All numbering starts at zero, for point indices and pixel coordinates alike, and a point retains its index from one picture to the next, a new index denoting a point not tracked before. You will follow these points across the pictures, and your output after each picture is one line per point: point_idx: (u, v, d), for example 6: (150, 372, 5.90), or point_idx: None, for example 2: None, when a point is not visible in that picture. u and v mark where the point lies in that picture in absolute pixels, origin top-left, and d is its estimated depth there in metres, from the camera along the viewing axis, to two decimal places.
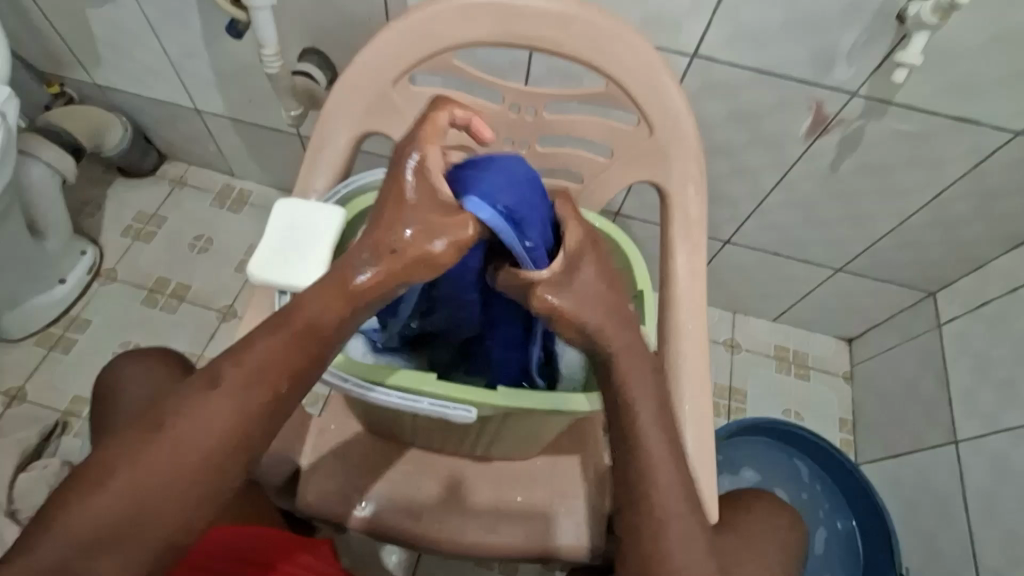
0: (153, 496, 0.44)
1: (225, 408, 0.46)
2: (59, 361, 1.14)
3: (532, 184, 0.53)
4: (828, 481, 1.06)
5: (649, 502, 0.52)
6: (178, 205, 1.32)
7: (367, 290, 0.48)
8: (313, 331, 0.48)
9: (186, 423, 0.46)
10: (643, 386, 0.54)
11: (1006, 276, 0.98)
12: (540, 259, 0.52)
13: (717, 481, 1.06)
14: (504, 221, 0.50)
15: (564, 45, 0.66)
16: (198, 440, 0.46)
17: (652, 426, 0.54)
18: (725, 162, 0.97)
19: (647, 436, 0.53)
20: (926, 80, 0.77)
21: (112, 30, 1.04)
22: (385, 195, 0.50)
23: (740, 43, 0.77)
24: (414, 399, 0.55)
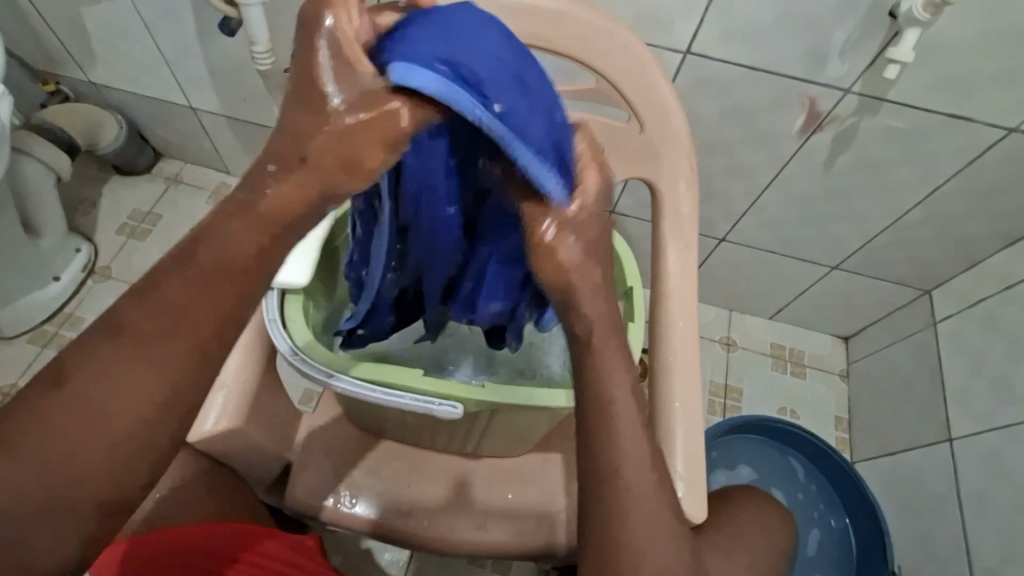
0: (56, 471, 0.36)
1: (150, 343, 0.38)
2: (52, 359, 1.14)
3: (486, 30, 0.44)
4: (822, 479, 1.06)
5: (616, 485, 0.44)
6: (173, 203, 1.32)
7: (278, 212, 0.42)
8: (230, 265, 0.41)
9: (106, 368, 0.37)
10: (628, 393, 0.46)
11: (1001, 274, 0.98)
12: (534, 142, 0.45)
13: (713, 477, 1.06)
14: (451, 82, 0.42)
15: (555, 41, 0.66)
16: (122, 395, 0.37)
17: (624, 404, 0.46)
18: (719, 159, 0.96)
19: (627, 449, 0.45)
20: (919, 77, 0.76)
21: (106, 27, 1.04)
22: (293, 90, 0.41)
23: (733, 40, 0.77)
24: (396, 395, 0.55)
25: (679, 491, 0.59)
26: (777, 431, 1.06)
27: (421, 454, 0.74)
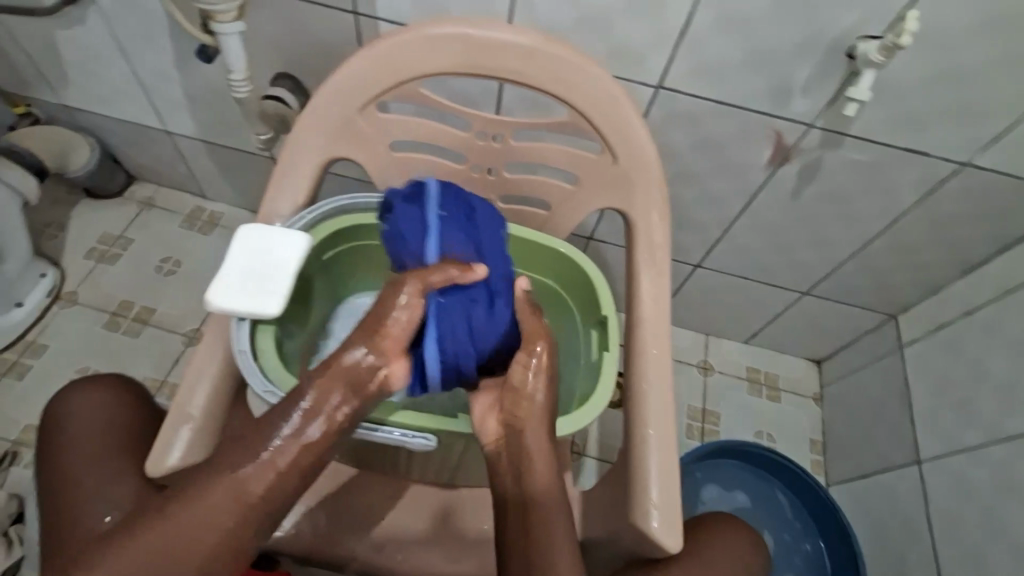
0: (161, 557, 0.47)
1: (188, 535, 0.48)
2: (11, 388, 1.10)
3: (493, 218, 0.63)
4: (806, 516, 1.06)
5: (528, 509, 0.54)
6: (145, 226, 1.29)
7: (349, 416, 0.52)
8: (331, 427, 0.52)
9: (170, 528, 0.48)
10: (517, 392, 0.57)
11: (960, 299, 1.02)
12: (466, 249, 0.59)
13: (708, 488, 1.08)
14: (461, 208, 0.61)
15: (530, 76, 0.67)
16: (211, 504, 0.48)
17: (534, 427, 0.56)
18: (692, 189, 0.99)
19: (523, 435, 0.55)
20: (877, 114, 0.80)
21: (82, 52, 1.03)
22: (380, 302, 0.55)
23: (702, 77, 0.80)
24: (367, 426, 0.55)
25: (655, 519, 0.59)
26: (763, 460, 1.06)
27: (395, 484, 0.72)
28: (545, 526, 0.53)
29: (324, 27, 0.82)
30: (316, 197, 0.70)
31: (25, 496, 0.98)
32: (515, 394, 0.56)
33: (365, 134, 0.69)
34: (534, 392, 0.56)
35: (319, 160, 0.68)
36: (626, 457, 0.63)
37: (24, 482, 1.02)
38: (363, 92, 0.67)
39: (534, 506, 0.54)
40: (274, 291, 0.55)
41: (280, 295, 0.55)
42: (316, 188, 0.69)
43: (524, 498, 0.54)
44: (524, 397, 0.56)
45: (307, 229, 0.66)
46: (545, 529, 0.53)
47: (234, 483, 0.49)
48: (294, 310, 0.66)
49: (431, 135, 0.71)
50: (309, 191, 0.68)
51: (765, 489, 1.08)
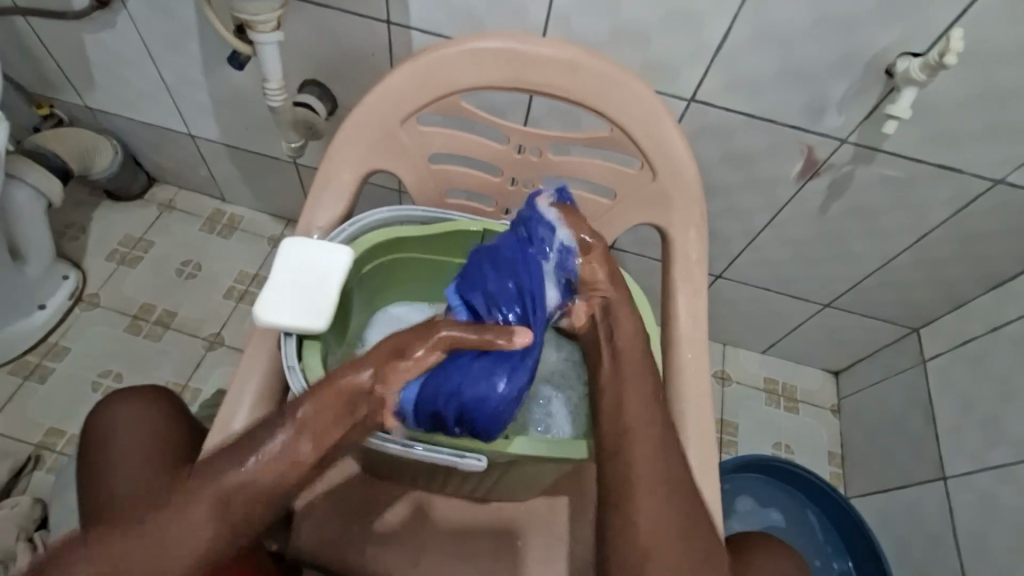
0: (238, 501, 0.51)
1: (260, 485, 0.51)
2: (34, 391, 1.10)
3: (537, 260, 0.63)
4: (837, 539, 1.05)
5: (626, 468, 0.53)
6: (165, 229, 1.29)
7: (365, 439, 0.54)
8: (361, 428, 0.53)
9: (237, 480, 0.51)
10: (632, 355, 0.58)
11: (987, 315, 1.01)
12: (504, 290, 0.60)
13: (739, 500, 1.08)
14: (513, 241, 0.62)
15: (570, 91, 0.67)
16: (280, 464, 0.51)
17: (635, 383, 0.57)
18: (719, 201, 0.99)
19: (629, 398, 0.56)
20: (912, 130, 0.80)
21: (109, 55, 1.03)
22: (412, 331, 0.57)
23: (736, 91, 0.80)
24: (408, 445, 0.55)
25: None
26: (799, 479, 1.06)
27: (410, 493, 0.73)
28: (641, 488, 0.52)
29: (356, 37, 0.82)
30: (353, 210, 0.69)
31: (48, 501, 0.98)
32: (632, 362, 0.58)
33: (404, 146, 0.69)
34: (645, 362, 0.58)
35: (359, 172, 0.68)
36: None
37: (47, 486, 1.02)
38: (403, 106, 0.67)
39: (634, 468, 0.53)
40: (321, 304, 0.55)
41: (327, 310, 0.55)
42: (354, 200, 0.69)
43: (620, 458, 0.53)
44: (635, 359, 0.58)
45: (348, 242, 0.65)
46: (643, 491, 0.52)
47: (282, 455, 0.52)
48: (336, 326, 0.65)
49: (468, 148, 0.71)
50: (348, 204, 0.68)
51: (794, 506, 1.08)
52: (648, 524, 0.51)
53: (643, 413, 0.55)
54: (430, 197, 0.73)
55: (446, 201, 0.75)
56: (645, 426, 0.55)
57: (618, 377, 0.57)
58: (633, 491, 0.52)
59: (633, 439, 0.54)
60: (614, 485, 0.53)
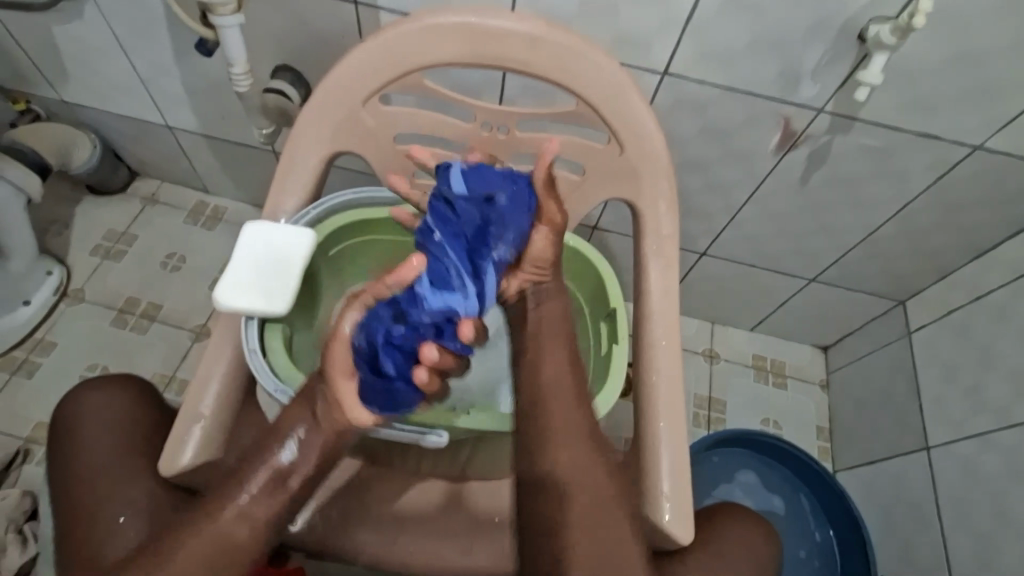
0: (236, 529, 0.53)
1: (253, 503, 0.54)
2: (21, 386, 1.11)
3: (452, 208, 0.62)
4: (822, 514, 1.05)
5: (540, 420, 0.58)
6: (149, 221, 1.29)
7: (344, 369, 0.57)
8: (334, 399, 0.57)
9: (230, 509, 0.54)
10: (551, 297, 0.64)
11: (971, 284, 1.01)
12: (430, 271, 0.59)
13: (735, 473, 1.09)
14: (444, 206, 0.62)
15: (535, 65, 0.66)
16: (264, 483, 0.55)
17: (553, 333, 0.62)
18: (698, 176, 0.98)
19: (544, 368, 0.60)
20: (887, 98, 0.79)
21: (80, 46, 1.02)
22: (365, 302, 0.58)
23: (707, 63, 0.79)
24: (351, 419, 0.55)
25: (667, 512, 0.59)
26: (790, 457, 1.06)
27: (388, 473, 0.73)
28: (549, 444, 0.57)
29: (322, 18, 0.81)
30: (320, 192, 0.69)
31: (38, 492, 0.99)
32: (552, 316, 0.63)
33: (369, 127, 0.69)
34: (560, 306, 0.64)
35: (323, 154, 0.68)
36: (636, 447, 0.64)
37: (37, 478, 1.03)
38: (365, 85, 0.66)
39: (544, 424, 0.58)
40: (282, 288, 0.55)
41: (287, 294, 0.55)
42: (320, 183, 0.69)
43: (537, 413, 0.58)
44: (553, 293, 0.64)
45: (312, 225, 0.65)
46: (556, 450, 0.57)
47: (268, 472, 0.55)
48: (299, 307, 0.66)
49: (436, 128, 0.71)
50: (315, 185, 0.68)
51: (785, 483, 1.08)
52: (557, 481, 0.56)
53: (566, 427, 0.58)
54: (399, 178, 0.73)
55: (414, 181, 0.75)
56: (569, 442, 0.57)
57: (532, 355, 0.61)
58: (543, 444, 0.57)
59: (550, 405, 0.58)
60: (537, 434, 0.58)
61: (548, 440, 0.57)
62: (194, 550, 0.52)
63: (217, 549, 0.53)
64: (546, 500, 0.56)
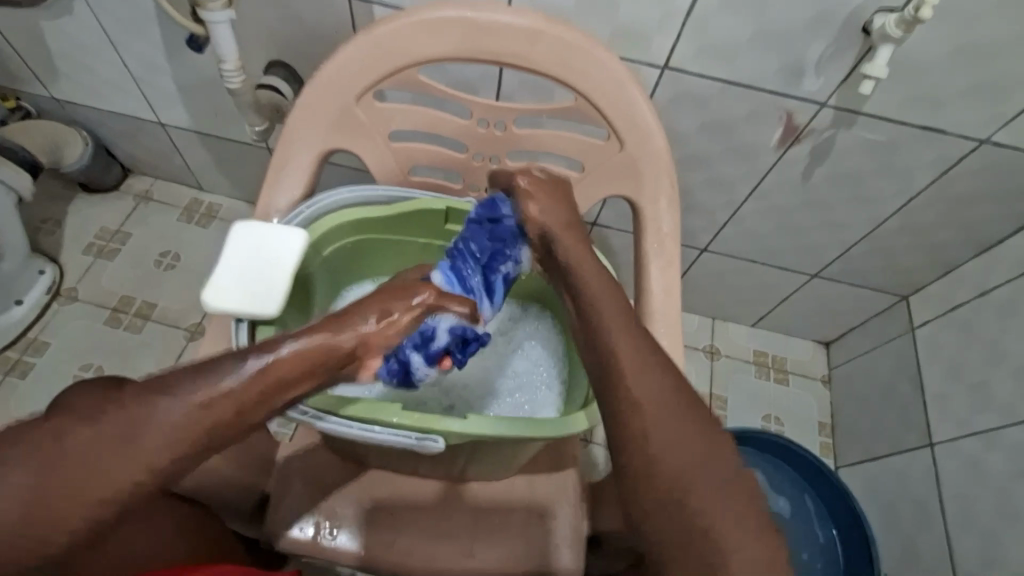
0: (137, 441, 0.42)
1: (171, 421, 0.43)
2: (15, 387, 1.09)
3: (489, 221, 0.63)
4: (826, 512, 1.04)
5: (628, 403, 0.47)
6: (143, 219, 1.28)
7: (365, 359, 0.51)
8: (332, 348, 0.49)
9: (142, 416, 0.43)
10: (591, 269, 0.57)
11: (975, 280, 1.00)
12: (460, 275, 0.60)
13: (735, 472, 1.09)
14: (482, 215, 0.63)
15: (533, 60, 0.65)
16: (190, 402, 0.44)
17: (606, 301, 0.54)
18: (699, 171, 0.96)
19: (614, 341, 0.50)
20: (892, 92, 0.77)
21: (69, 42, 1.00)
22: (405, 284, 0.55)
23: (710, 56, 0.77)
24: (346, 425, 0.54)
25: None
26: (789, 454, 1.06)
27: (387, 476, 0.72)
28: (647, 424, 0.46)
29: (315, 13, 0.79)
30: (315, 192, 0.68)
31: None
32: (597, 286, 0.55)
33: (364, 124, 0.67)
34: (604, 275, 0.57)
35: (317, 151, 0.66)
36: None
37: None
38: (359, 81, 0.64)
39: (632, 404, 0.46)
40: (272, 289, 0.54)
41: (277, 295, 0.54)
42: (314, 182, 0.67)
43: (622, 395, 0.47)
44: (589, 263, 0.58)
45: (305, 225, 0.64)
46: (659, 426, 0.45)
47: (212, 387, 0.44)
48: (295, 309, 0.65)
49: (432, 125, 0.69)
50: (309, 185, 0.66)
51: (790, 483, 1.07)
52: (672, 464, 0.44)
53: (660, 394, 0.47)
54: (394, 177, 0.72)
55: (410, 179, 0.74)
56: (670, 411, 0.46)
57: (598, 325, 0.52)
58: (641, 424, 0.45)
59: (636, 379, 0.47)
60: (621, 423, 0.46)
61: (639, 447, 0.45)
62: (84, 447, 0.41)
63: (105, 454, 0.42)
64: (666, 490, 0.43)
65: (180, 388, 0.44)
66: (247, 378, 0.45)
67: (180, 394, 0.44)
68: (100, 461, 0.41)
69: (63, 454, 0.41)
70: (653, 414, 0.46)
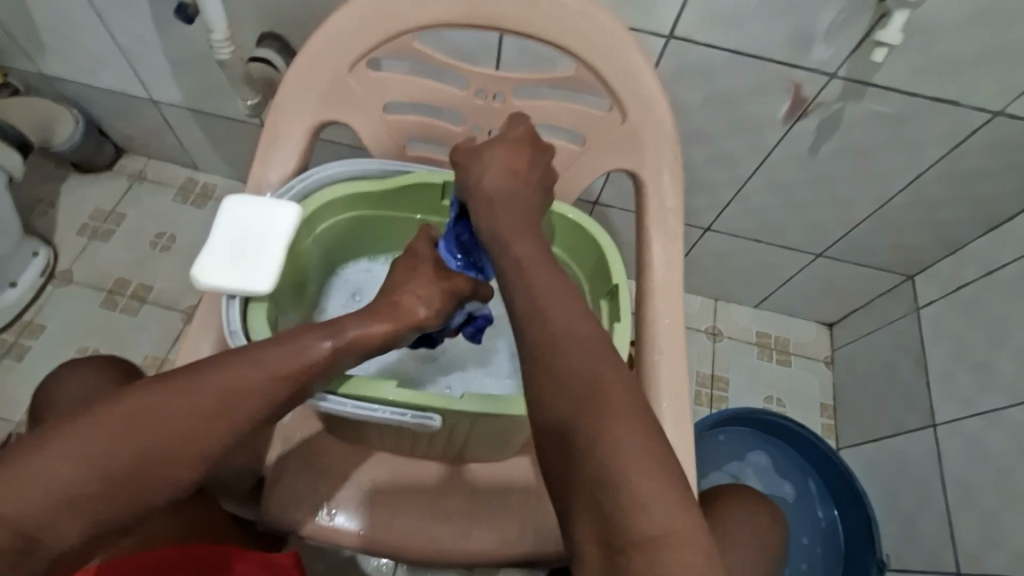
0: (198, 411, 0.44)
1: (230, 392, 0.45)
2: (11, 369, 1.09)
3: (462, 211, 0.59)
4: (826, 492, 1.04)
5: (544, 344, 0.43)
6: (137, 200, 1.26)
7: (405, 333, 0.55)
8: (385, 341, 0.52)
9: (205, 387, 0.45)
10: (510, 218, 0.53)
11: (983, 258, 0.98)
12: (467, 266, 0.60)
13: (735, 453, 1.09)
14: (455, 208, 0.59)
15: (532, 26, 0.62)
16: (248, 377, 0.45)
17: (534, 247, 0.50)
18: (703, 147, 0.94)
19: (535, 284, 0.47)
20: (903, 61, 0.75)
21: (55, 15, 0.97)
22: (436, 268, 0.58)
23: (716, 23, 0.74)
24: (339, 402, 0.53)
25: None
26: (789, 434, 1.05)
27: (384, 456, 0.72)
28: (566, 363, 0.42)
29: None
30: (307, 166, 0.66)
31: None
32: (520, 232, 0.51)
33: (357, 95, 0.65)
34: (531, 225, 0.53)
35: (309, 124, 0.64)
36: None
37: None
38: (352, 49, 0.62)
39: (550, 347, 0.43)
40: (264, 265, 0.52)
41: (268, 272, 0.52)
42: (307, 156, 0.65)
43: (540, 337, 0.44)
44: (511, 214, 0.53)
45: (298, 199, 0.62)
46: (577, 362, 0.42)
47: (265, 364, 0.46)
48: (289, 286, 0.63)
49: (427, 96, 0.67)
50: (301, 159, 0.64)
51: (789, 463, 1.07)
52: (591, 402, 0.40)
53: (575, 333, 0.44)
54: (390, 151, 0.70)
55: (407, 153, 0.72)
56: (586, 349, 0.43)
57: (520, 273, 0.48)
58: (556, 362, 0.42)
59: (553, 317, 0.44)
60: (536, 365, 0.43)
61: (552, 385, 0.42)
62: (147, 414, 0.43)
63: (169, 426, 0.43)
64: (577, 431, 0.40)
65: (241, 365, 0.46)
66: (293, 357, 0.48)
67: (240, 369, 0.46)
68: (166, 430, 0.43)
69: (125, 421, 0.42)
70: (569, 351, 0.43)
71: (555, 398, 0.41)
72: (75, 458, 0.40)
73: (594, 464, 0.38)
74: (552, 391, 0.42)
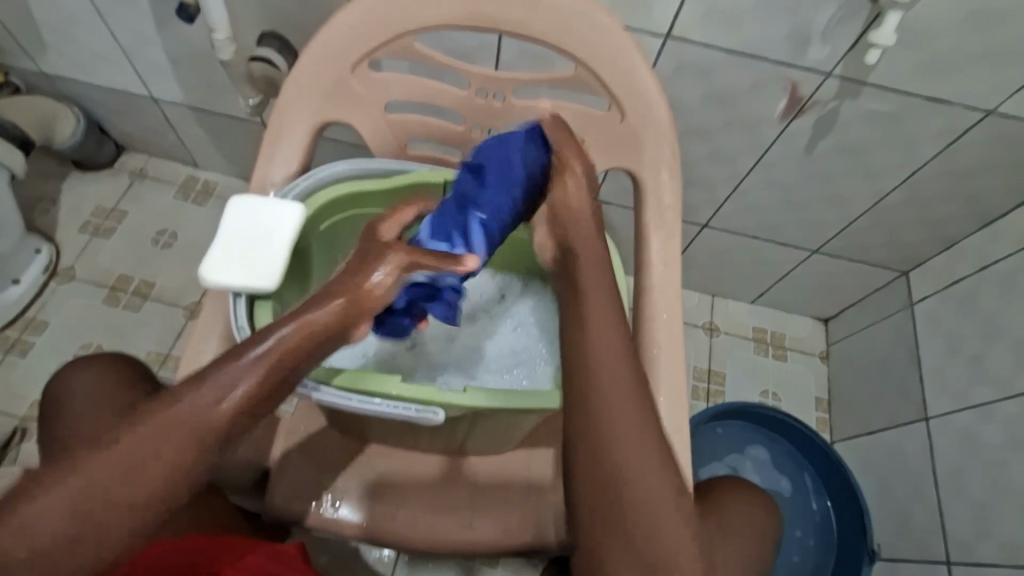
0: (168, 434, 0.44)
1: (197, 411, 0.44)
2: (15, 365, 1.10)
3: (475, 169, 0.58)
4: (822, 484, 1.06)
5: (591, 384, 0.50)
6: (138, 197, 1.26)
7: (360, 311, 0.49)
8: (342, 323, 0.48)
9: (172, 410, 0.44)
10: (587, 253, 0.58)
11: (976, 254, 0.99)
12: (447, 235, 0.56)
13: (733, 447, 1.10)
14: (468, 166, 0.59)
15: (532, 27, 0.63)
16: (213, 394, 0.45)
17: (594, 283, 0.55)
18: (700, 145, 0.95)
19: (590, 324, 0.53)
20: (897, 60, 0.76)
21: (57, 13, 0.98)
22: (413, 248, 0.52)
23: (713, 23, 0.75)
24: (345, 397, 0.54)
25: None
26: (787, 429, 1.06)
27: (387, 449, 0.73)
28: (607, 405, 0.50)
29: None
30: (310, 165, 0.67)
31: None
32: (588, 270, 0.56)
33: (359, 95, 0.66)
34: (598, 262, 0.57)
35: (312, 124, 0.65)
36: None
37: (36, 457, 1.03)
38: (354, 49, 0.63)
39: (594, 388, 0.50)
40: (269, 263, 0.53)
41: (274, 271, 0.53)
42: (310, 155, 0.66)
43: (585, 376, 0.51)
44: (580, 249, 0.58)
45: (302, 197, 0.63)
46: (615, 405, 0.50)
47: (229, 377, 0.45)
48: (293, 283, 0.64)
49: (429, 96, 0.68)
50: (304, 158, 0.65)
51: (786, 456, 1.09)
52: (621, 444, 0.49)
53: (620, 380, 0.51)
54: (391, 150, 0.71)
55: (408, 152, 0.73)
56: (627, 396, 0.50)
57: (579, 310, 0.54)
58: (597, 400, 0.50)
59: (602, 362, 0.51)
60: (584, 400, 0.50)
61: (592, 421, 0.50)
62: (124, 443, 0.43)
63: (140, 451, 0.43)
64: (607, 468, 0.48)
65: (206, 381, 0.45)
66: (257, 362, 0.46)
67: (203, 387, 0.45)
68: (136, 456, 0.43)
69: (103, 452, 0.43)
70: (610, 393, 0.50)
71: (591, 423, 0.50)
72: (63, 495, 0.42)
73: (610, 485, 0.48)
74: (590, 428, 0.49)
